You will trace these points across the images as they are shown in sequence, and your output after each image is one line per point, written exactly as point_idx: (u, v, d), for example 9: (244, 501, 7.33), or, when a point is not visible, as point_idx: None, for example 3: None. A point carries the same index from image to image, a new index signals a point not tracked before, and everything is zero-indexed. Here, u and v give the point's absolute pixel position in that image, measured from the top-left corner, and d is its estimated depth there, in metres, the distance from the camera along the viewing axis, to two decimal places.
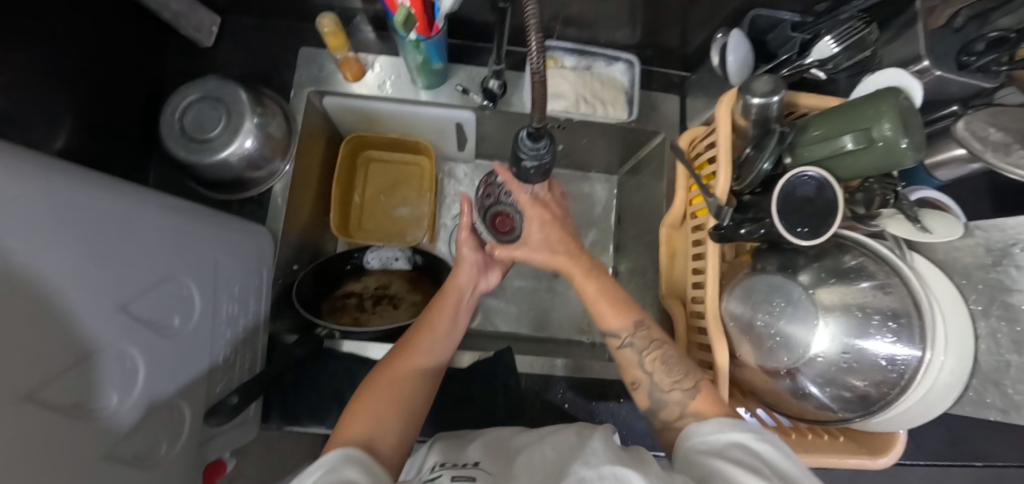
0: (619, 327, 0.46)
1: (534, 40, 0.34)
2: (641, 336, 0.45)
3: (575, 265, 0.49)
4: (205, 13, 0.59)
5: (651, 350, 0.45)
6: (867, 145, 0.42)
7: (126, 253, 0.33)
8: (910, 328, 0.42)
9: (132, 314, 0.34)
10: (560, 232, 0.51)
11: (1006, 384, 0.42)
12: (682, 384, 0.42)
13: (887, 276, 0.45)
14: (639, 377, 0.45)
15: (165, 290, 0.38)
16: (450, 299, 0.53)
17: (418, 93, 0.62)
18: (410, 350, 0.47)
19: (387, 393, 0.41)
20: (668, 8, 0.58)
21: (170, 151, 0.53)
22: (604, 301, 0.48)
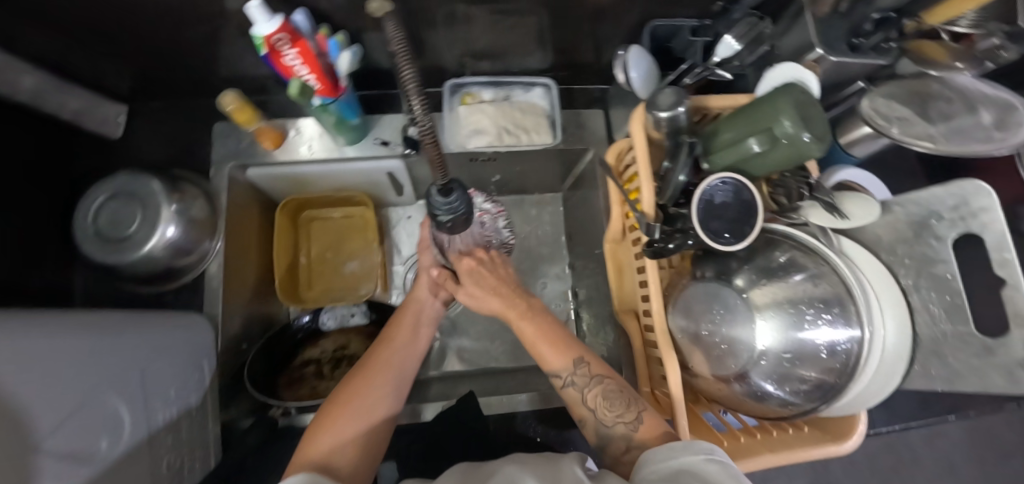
0: (557, 365, 0.44)
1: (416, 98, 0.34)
2: (582, 373, 0.44)
3: (511, 311, 0.48)
4: (108, 106, 0.58)
5: (593, 386, 0.43)
6: (773, 144, 0.42)
7: (34, 390, 0.31)
8: (845, 315, 0.44)
9: (55, 451, 0.31)
10: (495, 282, 0.50)
11: (946, 354, 0.43)
12: (625, 417, 0.40)
13: (817, 267, 0.46)
14: (585, 413, 0.43)
15: (85, 416, 0.35)
16: (409, 314, 0.53)
17: (342, 150, 0.61)
18: (373, 366, 0.45)
19: (350, 411, 0.40)
20: (573, 29, 0.59)
21: (88, 256, 0.51)
22: (542, 342, 0.46)
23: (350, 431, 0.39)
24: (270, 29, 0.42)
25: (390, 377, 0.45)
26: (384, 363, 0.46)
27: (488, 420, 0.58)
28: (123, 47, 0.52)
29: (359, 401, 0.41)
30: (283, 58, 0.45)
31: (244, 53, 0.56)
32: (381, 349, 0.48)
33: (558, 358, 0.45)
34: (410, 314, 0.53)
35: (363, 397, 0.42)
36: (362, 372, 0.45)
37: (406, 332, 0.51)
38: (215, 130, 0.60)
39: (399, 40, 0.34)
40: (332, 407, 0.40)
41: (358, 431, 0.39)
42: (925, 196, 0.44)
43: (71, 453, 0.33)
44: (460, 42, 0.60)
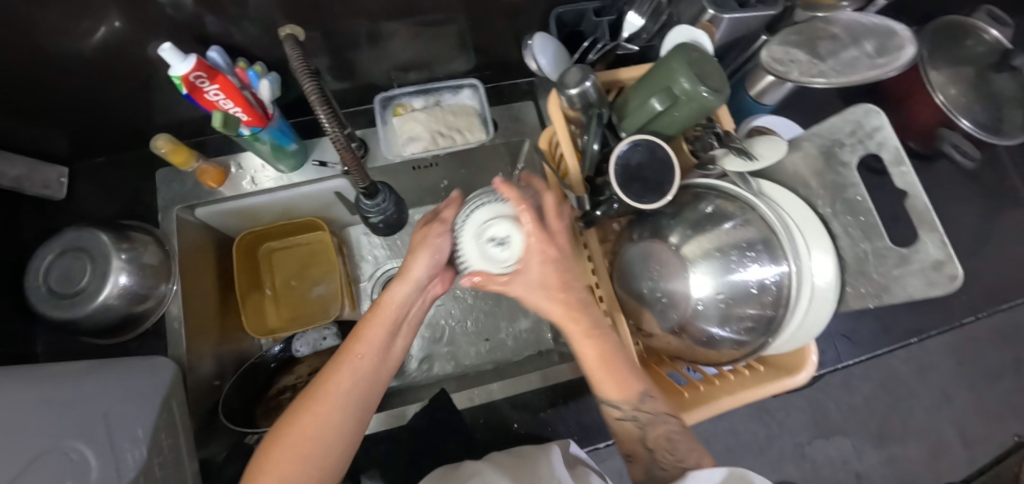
0: (620, 401, 0.42)
1: (322, 112, 0.39)
2: (645, 409, 0.42)
3: (575, 324, 0.41)
4: (49, 169, 0.59)
5: (654, 426, 0.42)
6: (674, 102, 0.45)
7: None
8: (767, 251, 0.46)
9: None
10: (558, 281, 0.40)
11: (870, 271, 0.44)
12: (686, 463, 0.40)
13: (742, 211, 0.48)
14: (637, 449, 0.44)
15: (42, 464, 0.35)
16: (382, 316, 0.44)
17: (286, 177, 0.63)
18: (321, 397, 0.39)
19: (293, 456, 0.36)
20: (487, 29, 0.61)
21: (45, 316, 0.52)
22: (609, 377, 0.41)
23: (295, 475, 0.36)
24: (186, 69, 0.43)
25: (347, 404, 0.39)
26: (337, 387, 0.39)
27: (464, 415, 0.59)
28: (54, 108, 0.53)
29: (304, 442, 0.37)
30: (205, 94, 0.47)
31: (175, 99, 0.58)
32: (337, 368, 0.41)
33: (623, 394, 0.42)
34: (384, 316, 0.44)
35: (308, 433, 0.37)
36: (309, 397, 0.39)
37: (370, 343, 0.42)
38: (158, 177, 0.61)
39: (302, 65, 0.39)
40: (272, 446, 0.37)
41: (306, 472, 0.36)
42: (827, 128, 0.46)
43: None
44: (385, 56, 0.62)
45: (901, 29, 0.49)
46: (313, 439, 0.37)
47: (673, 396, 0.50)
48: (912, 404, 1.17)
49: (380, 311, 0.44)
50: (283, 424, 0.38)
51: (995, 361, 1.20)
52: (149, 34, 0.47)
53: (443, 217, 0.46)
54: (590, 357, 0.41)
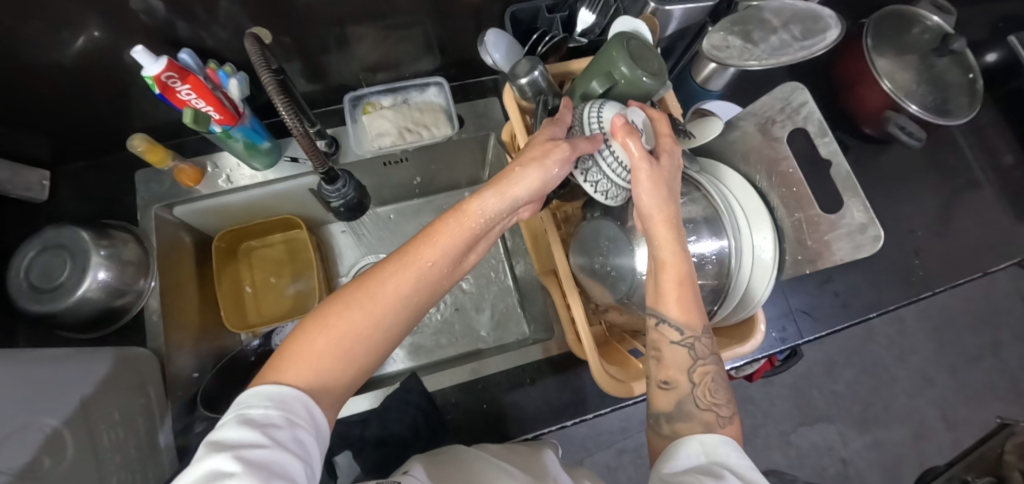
0: (683, 324, 0.40)
1: (286, 111, 0.40)
2: (704, 343, 0.41)
3: (673, 230, 0.41)
4: (32, 172, 0.61)
5: (704, 362, 0.40)
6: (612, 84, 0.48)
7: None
8: (701, 228, 0.49)
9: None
10: (666, 186, 0.41)
11: (805, 238, 0.47)
12: (718, 408, 0.39)
13: (686, 188, 0.51)
14: (680, 379, 0.40)
15: (13, 440, 0.37)
16: (462, 227, 0.40)
17: (260, 175, 0.66)
18: (383, 286, 0.35)
19: (349, 343, 0.33)
20: (448, 28, 0.65)
21: (27, 310, 0.54)
22: (676, 284, 0.41)
23: (331, 361, 0.32)
24: (157, 69, 0.46)
25: (402, 305, 0.36)
26: (396, 283, 0.36)
27: (434, 397, 0.61)
28: (34, 113, 0.56)
29: (350, 332, 0.33)
30: (177, 94, 0.50)
31: (152, 102, 0.61)
32: (404, 268, 0.37)
33: (685, 317, 0.40)
34: (467, 224, 0.40)
35: (365, 323, 0.34)
36: (363, 287, 0.35)
37: (441, 252, 0.39)
38: (138, 177, 0.64)
39: (263, 61, 0.42)
40: (312, 328, 0.33)
41: (338, 359, 0.33)
42: (758, 106, 0.51)
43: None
44: (354, 57, 0.66)
45: (827, 15, 0.53)
46: (359, 327, 0.34)
47: (628, 366, 0.51)
48: (894, 388, 1.18)
49: (462, 220, 0.40)
50: (337, 307, 0.34)
51: (974, 343, 1.21)
52: (123, 39, 0.50)
53: (577, 147, 0.42)
54: (671, 268, 0.41)
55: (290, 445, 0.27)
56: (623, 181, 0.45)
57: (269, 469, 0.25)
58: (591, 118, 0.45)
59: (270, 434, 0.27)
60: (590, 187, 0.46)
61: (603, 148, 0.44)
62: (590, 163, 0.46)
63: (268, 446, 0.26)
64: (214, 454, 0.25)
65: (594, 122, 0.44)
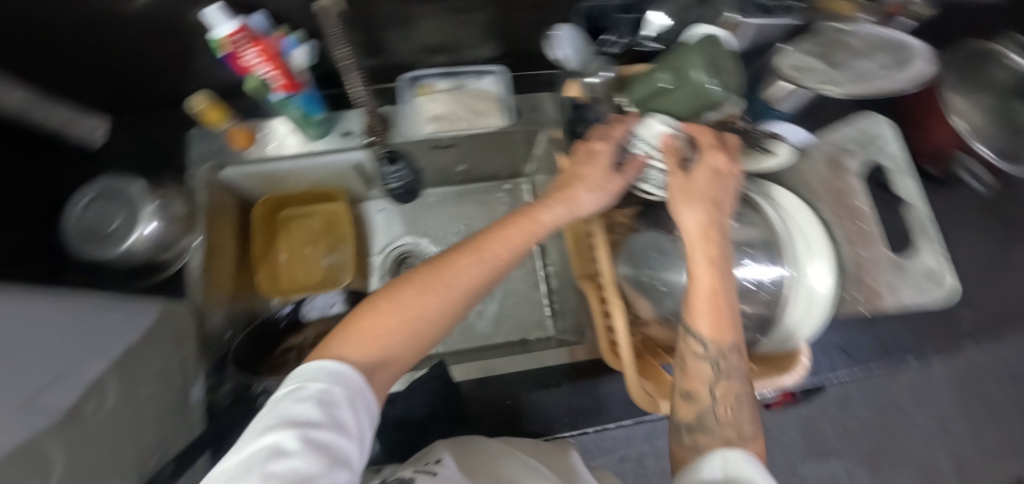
0: (711, 337, 0.39)
1: (353, 80, 0.45)
2: (730, 361, 0.40)
3: (712, 246, 0.41)
4: (90, 119, 0.63)
5: (727, 379, 0.40)
6: (677, 85, 0.46)
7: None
8: (763, 252, 0.48)
9: (38, 405, 0.34)
10: (709, 201, 0.41)
11: (866, 277, 0.45)
12: (737, 429, 0.37)
13: (745, 210, 0.50)
14: (700, 391, 0.40)
15: (62, 386, 0.37)
16: (529, 228, 0.42)
17: (310, 145, 0.65)
18: (447, 274, 0.37)
19: (409, 323, 0.34)
20: (514, 14, 0.64)
21: (76, 252, 0.56)
22: (705, 298, 0.40)
23: (394, 341, 0.33)
24: (228, 31, 0.48)
25: (462, 294, 0.37)
26: (464, 275, 0.37)
27: (460, 387, 0.60)
28: (102, 62, 0.57)
29: (411, 313, 0.34)
30: (244, 58, 0.51)
31: (213, 61, 0.61)
32: (472, 258, 0.38)
33: (714, 333, 0.39)
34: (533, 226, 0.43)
35: (423, 305, 0.35)
36: (433, 273, 0.37)
37: (505, 248, 0.40)
38: (191, 134, 0.64)
39: (331, 21, 0.40)
40: (385, 310, 0.34)
41: (400, 339, 0.34)
42: (833, 137, 0.50)
43: (51, 406, 0.34)
44: (415, 36, 0.65)
45: (918, 45, 0.51)
46: (421, 308, 0.35)
47: (663, 385, 0.49)
48: (912, 432, 1.14)
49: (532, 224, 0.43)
50: (402, 289, 0.35)
51: (1007, 399, 1.16)
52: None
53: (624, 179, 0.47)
54: (703, 285, 0.40)
55: (349, 426, 0.27)
56: None
57: (329, 452, 0.25)
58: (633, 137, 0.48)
59: (331, 414, 0.27)
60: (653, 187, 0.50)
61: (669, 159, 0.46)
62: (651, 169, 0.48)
63: (328, 428, 0.26)
64: (277, 430, 0.25)
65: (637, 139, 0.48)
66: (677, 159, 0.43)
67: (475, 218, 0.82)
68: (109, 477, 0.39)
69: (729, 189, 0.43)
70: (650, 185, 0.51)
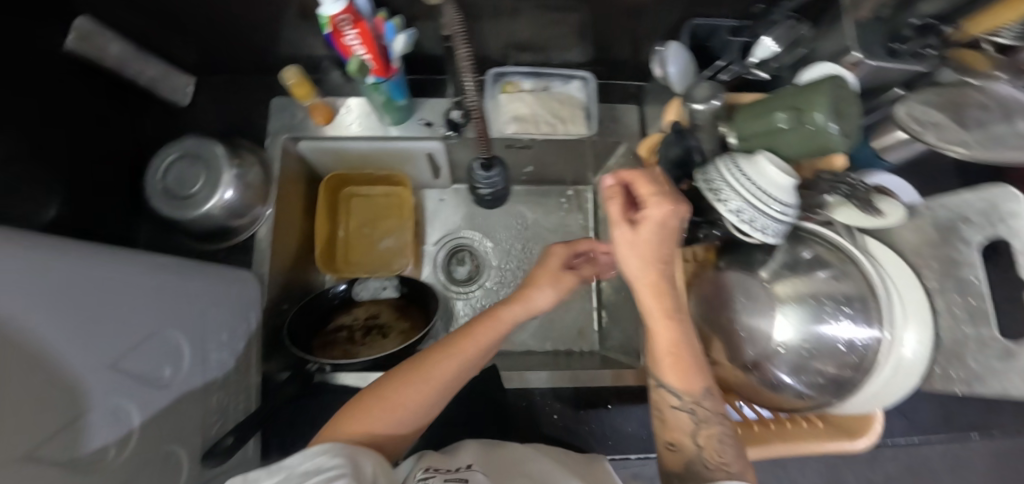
0: (680, 387, 0.40)
1: (468, 77, 0.41)
2: (705, 405, 0.39)
3: (661, 301, 0.38)
4: (179, 77, 0.65)
5: (707, 424, 0.39)
6: (796, 126, 0.44)
7: (101, 315, 0.34)
8: (866, 312, 0.44)
9: (122, 370, 0.35)
10: (652, 254, 0.37)
11: (965, 356, 0.43)
12: (729, 467, 0.36)
13: (842, 264, 0.47)
14: (683, 442, 0.40)
15: (147, 349, 0.39)
16: (507, 315, 0.43)
17: (388, 130, 0.65)
18: (426, 374, 0.39)
19: (385, 416, 0.37)
20: (611, 22, 0.61)
21: (156, 209, 0.56)
22: (669, 352, 0.39)
23: (373, 434, 0.36)
24: (336, 9, 0.46)
25: (439, 389, 0.39)
26: (445, 375, 0.39)
27: (508, 394, 0.60)
28: (201, 25, 0.58)
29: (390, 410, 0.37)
30: (344, 37, 0.49)
31: (304, 35, 0.61)
32: (452, 354, 0.40)
33: (683, 383, 0.40)
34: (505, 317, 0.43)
35: (399, 402, 0.37)
36: (415, 372, 0.39)
37: (484, 342, 0.41)
38: (273, 104, 0.65)
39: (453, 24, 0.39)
40: (371, 402, 0.38)
41: (378, 432, 0.36)
42: (955, 201, 0.44)
43: (128, 372, 0.36)
44: (505, 33, 0.63)
45: None
46: (398, 406, 0.37)
47: None
48: None
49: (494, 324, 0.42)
50: (384, 386, 0.39)
51: None
52: None
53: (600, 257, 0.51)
54: (664, 341, 0.39)
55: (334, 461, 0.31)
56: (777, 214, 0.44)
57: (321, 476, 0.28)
58: (730, 168, 0.46)
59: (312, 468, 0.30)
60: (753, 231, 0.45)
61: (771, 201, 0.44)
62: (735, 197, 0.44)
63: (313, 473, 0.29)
64: None
65: (735, 171, 0.45)
66: (620, 210, 0.37)
67: (534, 220, 0.81)
68: (174, 442, 0.41)
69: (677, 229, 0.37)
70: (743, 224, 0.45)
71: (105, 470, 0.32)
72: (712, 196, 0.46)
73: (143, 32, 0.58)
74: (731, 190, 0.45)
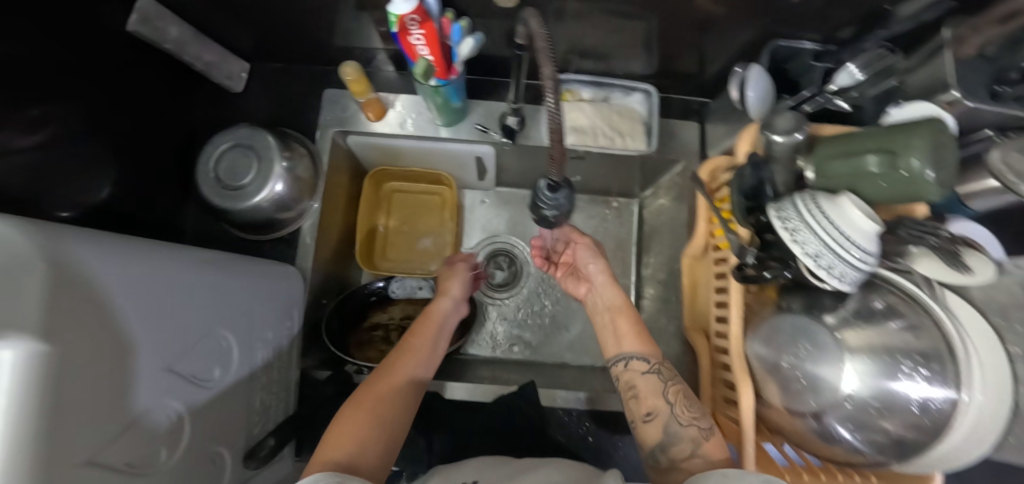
0: (647, 355, 0.53)
1: (550, 96, 0.36)
2: (666, 369, 0.52)
3: (614, 286, 0.61)
4: (234, 61, 0.65)
5: (671, 384, 0.51)
6: (889, 171, 0.41)
7: (158, 319, 0.34)
8: (944, 372, 0.41)
9: (175, 373, 0.35)
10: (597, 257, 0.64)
11: None
12: (698, 422, 0.47)
13: (917, 316, 0.44)
14: (657, 407, 0.49)
15: (201, 350, 0.39)
16: (428, 326, 0.56)
17: (438, 130, 0.65)
18: (389, 374, 0.47)
19: (370, 411, 0.43)
20: (681, 37, 0.59)
21: (206, 198, 0.56)
22: (633, 327, 0.56)
23: (363, 431, 0.41)
24: (407, 9, 0.44)
25: (406, 381, 0.48)
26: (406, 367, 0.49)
27: (545, 412, 0.59)
28: (261, 12, 0.57)
29: (370, 404, 0.44)
30: (409, 37, 0.48)
31: (363, 29, 0.59)
32: (404, 353, 0.51)
33: (647, 351, 0.53)
34: (433, 322, 0.57)
35: (377, 397, 0.45)
36: (381, 375, 0.47)
37: (423, 342, 0.53)
38: (326, 96, 0.66)
39: (543, 54, 0.37)
40: (355, 406, 0.43)
41: (368, 426, 0.42)
42: None
43: (181, 376, 0.36)
44: (568, 39, 0.61)
45: None
46: (376, 399, 0.44)
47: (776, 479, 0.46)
48: None
49: (429, 322, 0.57)
50: (354, 400, 0.45)
51: None
52: None
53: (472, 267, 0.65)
54: (627, 318, 0.57)
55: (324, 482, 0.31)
56: (856, 261, 0.41)
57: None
58: (810, 207, 0.43)
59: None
60: (830, 278, 0.42)
61: (852, 245, 0.41)
62: (810, 237, 0.42)
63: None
64: None
65: (814, 210, 0.43)
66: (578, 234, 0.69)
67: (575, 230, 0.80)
68: (219, 444, 0.41)
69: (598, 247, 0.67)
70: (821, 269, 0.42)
71: (156, 473, 0.33)
72: (788, 237, 0.43)
73: (203, 16, 0.58)
74: (811, 232, 0.42)
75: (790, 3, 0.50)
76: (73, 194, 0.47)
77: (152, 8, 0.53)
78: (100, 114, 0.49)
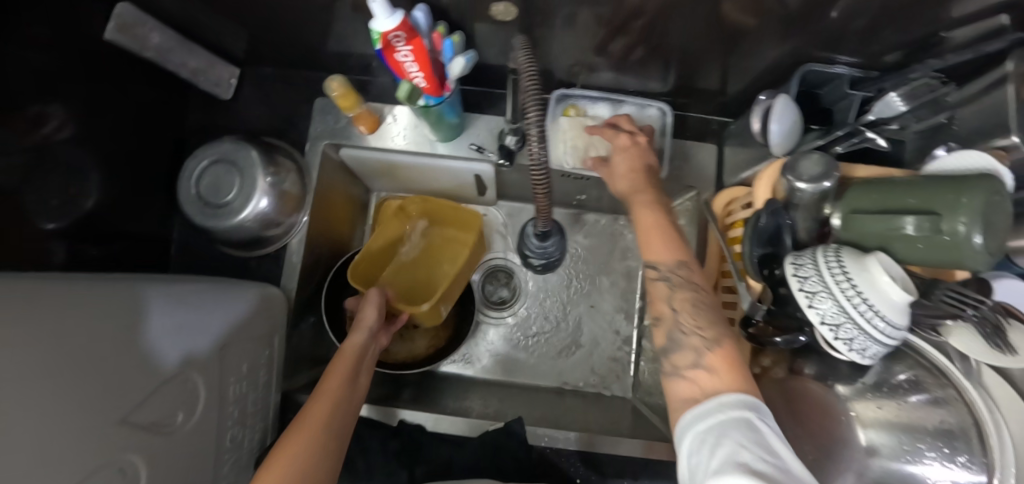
0: (659, 258, 0.41)
1: (535, 145, 0.34)
2: (682, 274, 0.40)
3: (638, 194, 0.47)
4: (223, 67, 0.63)
5: (684, 288, 0.39)
6: (931, 235, 0.35)
7: (97, 371, 0.32)
8: (971, 449, 0.35)
9: (132, 424, 0.33)
10: (633, 167, 0.49)
11: None
12: (703, 330, 0.37)
13: (943, 390, 0.38)
14: (663, 311, 0.40)
15: (160, 396, 0.37)
16: (345, 359, 0.49)
17: (434, 145, 0.62)
18: (306, 417, 0.40)
19: (292, 462, 0.35)
20: (697, 56, 0.53)
21: (189, 216, 0.54)
22: (645, 229, 0.44)
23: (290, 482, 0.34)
24: (390, 26, 0.39)
25: (331, 417, 0.41)
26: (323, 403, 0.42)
27: (533, 451, 0.57)
28: (248, 20, 0.54)
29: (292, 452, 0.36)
30: (395, 53, 0.43)
31: (356, 38, 0.56)
32: (321, 392, 0.44)
33: (665, 254, 0.41)
34: (349, 355, 0.51)
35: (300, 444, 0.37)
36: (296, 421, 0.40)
37: (340, 376, 0.47)
38: (317, 105, 0.63)
39: (530, 101, 0.32)
40: (278, 460, 0.35)
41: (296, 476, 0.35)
42: None
43: (177, 359, 0.39)
44: (574, 54, 0.56)
45: None
46: (298, 445, 0.37)
47: None
48: None
49: (344, 356, 0.50)
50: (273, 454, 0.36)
51: None
52: None
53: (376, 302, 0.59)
54: (643, 218, 0.44)
55: None
56: (884, 337, 0.36)
57: None
58: (831, 265, 0.38)
59: None
60: (849, 351, 0.38)
61: (875, 316, 0.36)
62: (827, 302, 0.37)
63: None
64: None
65: (835, 270, 0.37)
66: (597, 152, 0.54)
67: (584, 251, 0.78)
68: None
69: (647, 154, 0.51)
70: (837, 338, 0.38)
71: None
72: (805, 301, 0.38)
73: (189, 24, 0.55)
74: (831, 300, 0.37)
75: (824, 23, 0.44)
76: (57, 207, 0.45)
77: (133, 15, 0.51)
78: (82, 130, 0.48)
